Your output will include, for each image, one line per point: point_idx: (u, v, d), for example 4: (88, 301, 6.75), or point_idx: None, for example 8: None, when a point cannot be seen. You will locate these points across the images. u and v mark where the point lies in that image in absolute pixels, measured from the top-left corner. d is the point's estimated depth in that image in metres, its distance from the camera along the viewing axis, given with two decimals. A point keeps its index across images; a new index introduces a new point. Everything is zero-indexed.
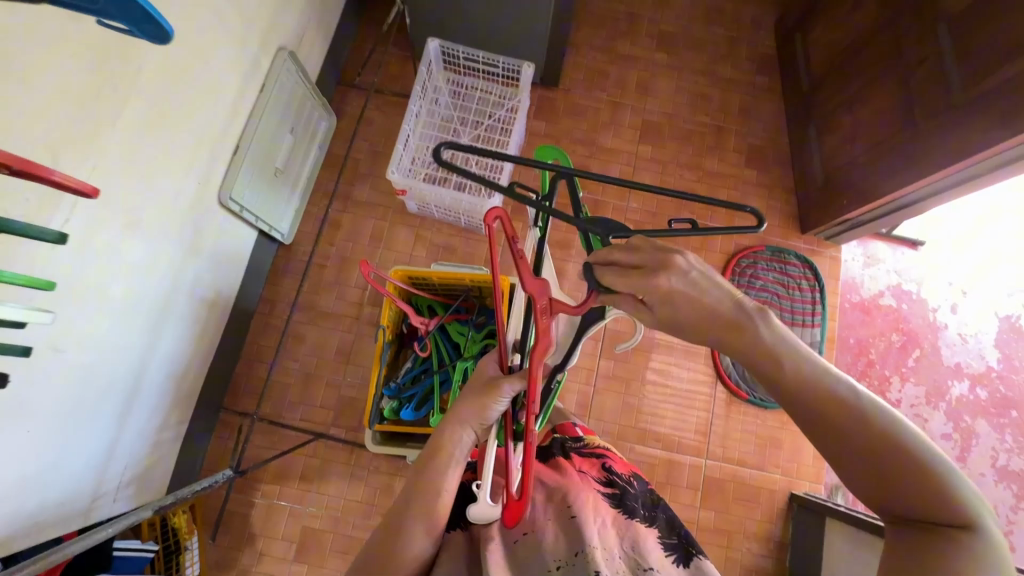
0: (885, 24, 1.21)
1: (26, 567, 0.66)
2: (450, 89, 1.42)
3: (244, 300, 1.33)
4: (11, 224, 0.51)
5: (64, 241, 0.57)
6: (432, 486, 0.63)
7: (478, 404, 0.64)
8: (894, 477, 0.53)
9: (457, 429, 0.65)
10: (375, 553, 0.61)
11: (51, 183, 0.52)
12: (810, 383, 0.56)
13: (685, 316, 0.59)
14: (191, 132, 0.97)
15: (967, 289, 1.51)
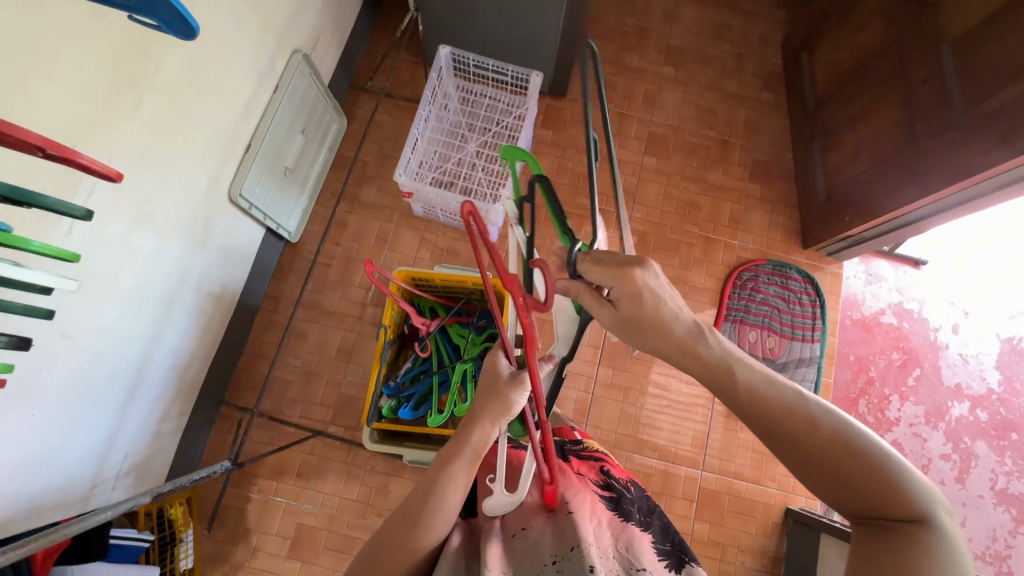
0: (890, 43, 1.23)
1: (27, 544, 0.66)
2: (459, 95, 1.45)
3: (249, 296, 1.35)
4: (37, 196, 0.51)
5: (92, 218, 0.57)
6: (455, 483, 0.63)
7: (499, 406, 0.63)
8: (853, 479, 0.56)
9: (481, 432, 0.64)
10: (390, 539, 0.62)
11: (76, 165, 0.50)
12: (765, 393, 0.59)
13: (643, 327, 0.60)
14: (205, 128, 0.99)
15: (968, 310, 1.51)
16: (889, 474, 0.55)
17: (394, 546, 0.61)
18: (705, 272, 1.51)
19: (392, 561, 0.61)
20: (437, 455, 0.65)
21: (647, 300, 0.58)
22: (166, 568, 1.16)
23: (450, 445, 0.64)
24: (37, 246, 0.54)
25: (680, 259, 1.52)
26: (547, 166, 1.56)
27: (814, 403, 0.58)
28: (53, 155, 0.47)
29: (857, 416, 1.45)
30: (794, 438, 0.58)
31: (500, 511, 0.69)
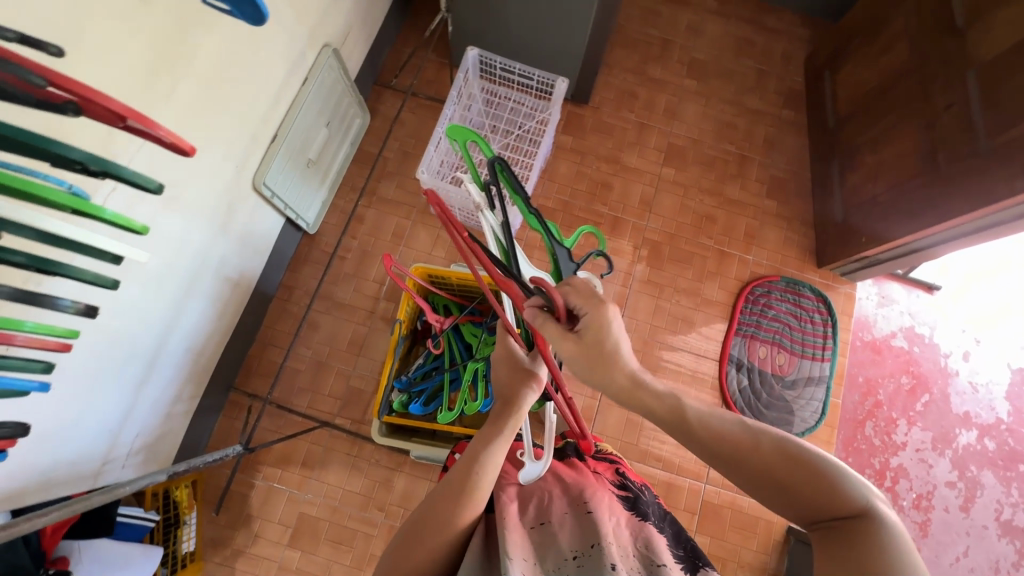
0: (915, 67, 1.23)
1: (53, 511, 0.66)
2: (483, 97, 1.46)
3: (264, 284, 1.36)
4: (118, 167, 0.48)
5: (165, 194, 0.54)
6: (492, 460, 0.67)
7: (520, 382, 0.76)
8: (797, 487, 0.57)
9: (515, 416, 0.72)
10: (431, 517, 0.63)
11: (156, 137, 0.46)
12: (700, 418, 0.61)
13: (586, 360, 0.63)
14: (234, 116, 1.01)
15: (979, 337, 1.51)
16: (827, 476, 0.56)
17: (435, 518, 0.63)
18: (719, 286, 1.51)
19: (432, 536, 0.62)
20: (475, 439, 0.70)
21: (606, 335, 0.62)
22: (169, 549, 1.18)
23: (488, 429, 0.71)
24: (111, 214, 0.53)
25: (693, 271, 1.52)
26: (565, 172, 1.57)
27: (743, 423, 0.61)
28: (133, 126, 0.45)
29: (863, 438, 1.44)
30: (732, 460, 0.60)
31: (536, 479, 0.78)
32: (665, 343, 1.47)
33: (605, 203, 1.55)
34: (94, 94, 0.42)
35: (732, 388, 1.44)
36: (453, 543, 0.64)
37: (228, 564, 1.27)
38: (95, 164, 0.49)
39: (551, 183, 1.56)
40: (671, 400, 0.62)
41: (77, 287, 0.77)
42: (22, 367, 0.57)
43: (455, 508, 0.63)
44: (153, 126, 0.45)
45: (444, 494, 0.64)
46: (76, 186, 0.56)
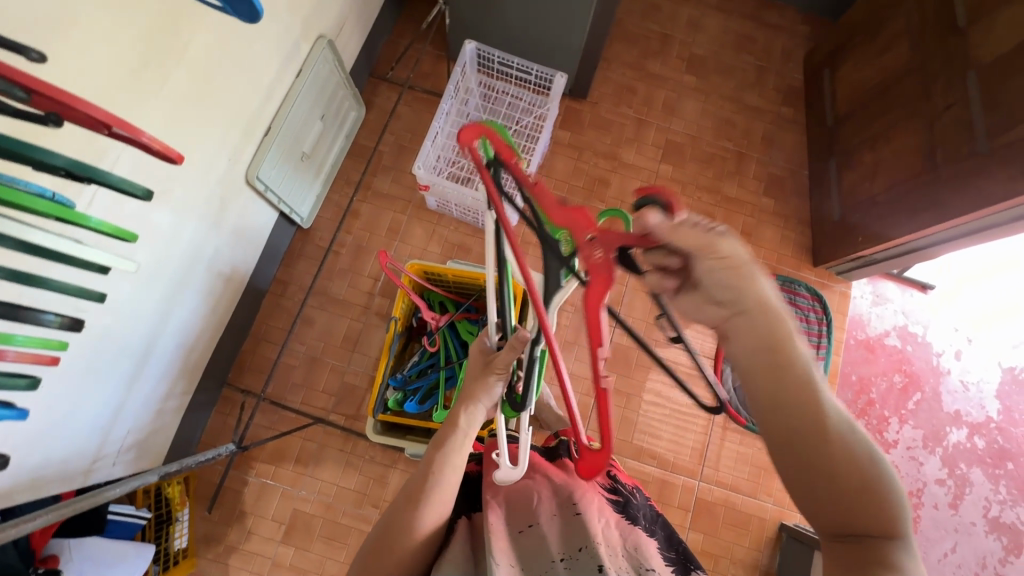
0: (916, 66, 1.23)
1: (44, 513, 0.65)
2: (481, 91, 1.44)
3: (257, 279, 1.35)
4: (102, 171, 0.50)
5: (150, 198, 0.56)
6: (450, 459, 0.68)
7: (481, 383, 0.71)
8: (850, 503, 0.49)
9: (470, 410, 0.71)
10: (395, 521, 0.64)
11: (138, 144, 0.46)
12: (812, 391, 0.49)
13: (710, 278, 0.50)
14: (227, 109, 0.98)
15: (972, 337, 1.52)
16: (887, 500, 0.49)
17: (400, 521, 0.64)
18: None
19: (400, 540, 0.63)
20: (431, 443, 0.71)
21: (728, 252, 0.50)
22: (161, 547, 1.18)
23: (441, 431, 0.71)
24: (96, 224, 0.55)
25: None
26: (563, 167, 1.56)
27: (843, 414, 0.50)
28: (118, 134, 0.45)
29: None
30: (814, 450, 0.49)
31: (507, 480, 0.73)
32: (660, 341, 1.48)
33: (603, 199, 1.54)
34: (76, 102, 0.42)
35: (728, 387, 1.44)
36: (420, 547, 0.64)
37: (222, 560, 1.27)
38: (81, 171, 0.49)
39: (548, 179, 1.55)
40: (799, 373, 0.49)
41: (63, 300, 0.76)
42: (7, 384, 0.56)
43: (409, 514, 0.64)
44: (139, 133, 0.45)
45: (400, 503, 0.66)
46: (60, 194, 0.53)
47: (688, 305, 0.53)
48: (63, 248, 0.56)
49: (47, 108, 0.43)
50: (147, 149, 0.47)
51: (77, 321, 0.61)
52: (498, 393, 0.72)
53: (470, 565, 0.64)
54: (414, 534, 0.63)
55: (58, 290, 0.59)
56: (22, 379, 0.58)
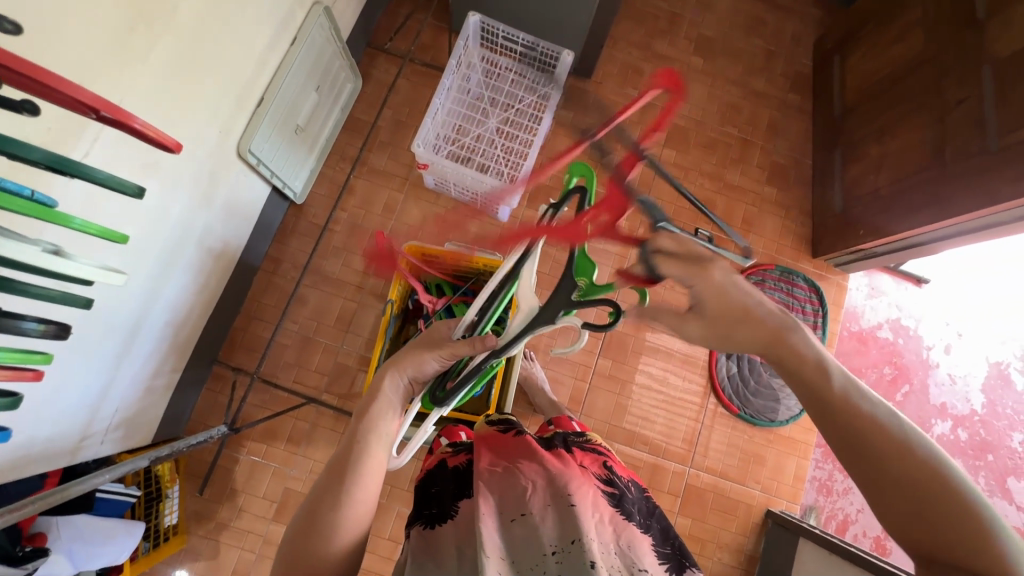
0: (930, 56, 1.20)
1: (30, 504, 0.63)
2: (483, 67, 1.39)
3: (249, 256, 1.31)
4: (93, 171, 0.49)
5: (141, 197, 0.55)
6: (376, 427, 0.68)
7: (417, 355, 0.75)
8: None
9: (392, 377, 0.74)
10: (325, 495, 0.62)
11: (130, 130, 0.48)
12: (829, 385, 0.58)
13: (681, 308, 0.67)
14: (218, 78, 0.94)
15: (961, 332, 1.52)
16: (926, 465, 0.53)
17: (332, 493, 0.62)
18: None
19: (331, 512, 0.60)
20: (354, 413, 0.70)
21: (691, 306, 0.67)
22: (151, 523, 1.17)
23: (366, 399, 0.71)
24: (81, 223, 0.52)
25: None
26: (565, 149, 1.52)
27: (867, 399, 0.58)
28: (106, 118, 0.45)
29: None
30: (949, 525, 0.51)
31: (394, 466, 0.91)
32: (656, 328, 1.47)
33: (604, 183, 1.52)
34: (65, 85, 0.41)
35: (721, 373, 1.46)
36: (361, 525, 0.63)
37: (213, 537, 1.27)
38: (62, 167, 0.49)
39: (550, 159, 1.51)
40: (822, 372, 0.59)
41: (39, 304, 0.72)
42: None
43: (340, 486, 0.62)
44: (130, 119, 0.46)
45: (330, 474, 0.64)
46: (38, 192, 0.50)
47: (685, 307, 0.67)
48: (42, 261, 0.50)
49: (30, 89, 0.42)
50: (140, 134, 0.48)
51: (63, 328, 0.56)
52: (426, 372, 0.76)
53: (460, 555, 0.62)
54: (348, 508, 0.61)
55: (40, 296, 0.55)
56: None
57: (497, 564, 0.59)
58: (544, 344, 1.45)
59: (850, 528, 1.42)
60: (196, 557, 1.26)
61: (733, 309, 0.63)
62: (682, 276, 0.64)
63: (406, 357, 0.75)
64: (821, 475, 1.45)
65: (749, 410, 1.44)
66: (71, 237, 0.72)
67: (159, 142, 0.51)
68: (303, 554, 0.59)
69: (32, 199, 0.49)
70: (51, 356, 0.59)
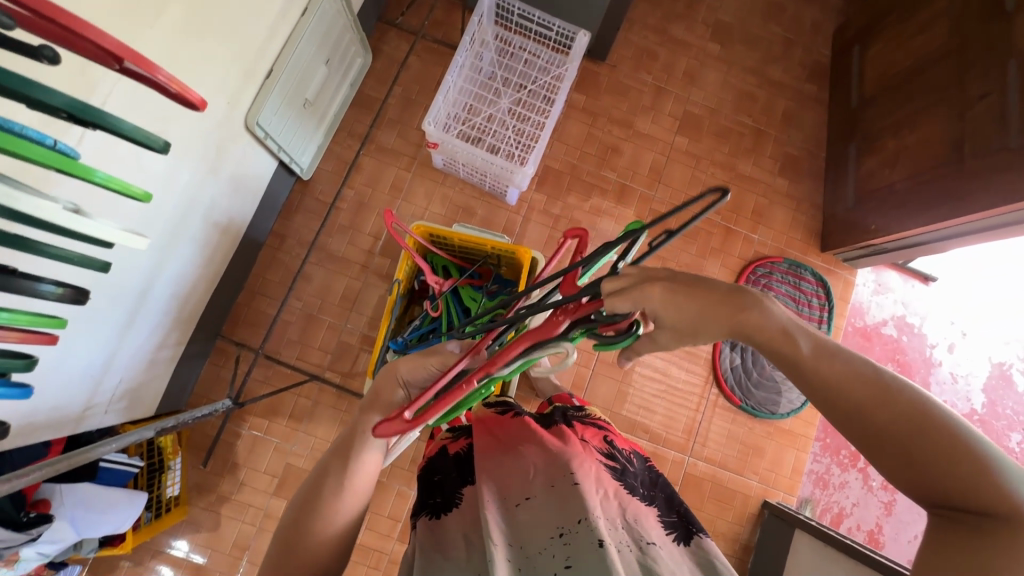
0: (953, 49, 1.17)
1: (37, 470, 0.63)
2: (497, 45, 1.37)
3: (254, 231, 1.30)
4: (116, 123, 0.47)
5: (167, 150, 0.52)
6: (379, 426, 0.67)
7: (416, 362, 0.68)
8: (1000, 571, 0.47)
9: (394, 383, 0.68)
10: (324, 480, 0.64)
11: (153, 83, 0.44)
12: (826, 363, 0.58)
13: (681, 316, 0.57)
14: (229, 46, 0.91)
15: (966, 331, 1.52)
16: (941, 433, 0.53)
17: (331, 481, 0.63)
18: (721, 263, 1.49)
19: (327, 499, 0.62)
20: (361, 403, 0.69)
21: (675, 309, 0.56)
22: (153, 494, 1.18)
23: (373, 393, 0.69)
24: (101, 177, 0.50)
25: (697, 246, 1.49)
26: (576, 133, 1.50)
27: (877, 375, 0.57)
28: (131, 70, 0.42)
29: None
30: (960, 478, 0.52)
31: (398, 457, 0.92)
32: None
33: (614, 168, 1.49)
34: (84, 27, 0.39)
35: (724, 364, 1.46)
36: (353, 515, 0.65)
37: (214, 509, 1.28)
38: (84, 114, 0.46)
39: (561, 143, 1.49)
40: (832, 365, 0.58)
41: (47, 264, 0.71)
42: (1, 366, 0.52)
43: (338, 476, 0.63)
44: (154, 70, 0.43)
45: (331, 462, 0.65)
46: (60, 142, 0.48)
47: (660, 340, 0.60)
48: (58, 219, 0.48)
49: (41, 32, 0.40)
50: (163, 87, 0.45)
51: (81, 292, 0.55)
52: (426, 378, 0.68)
53: (465, 545, 0.62)
54: (342, 499, 0.63)
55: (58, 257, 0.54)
56: (17, 360, 0.54)
57: (501, 547, 0.60)
58: None
59: (845, 521, 1.43)
60: (197, 528, 1.27)
61: (695, 309, 0.57)
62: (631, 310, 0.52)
63: (404, 362, 0.68)
64: (819, 468, 1.45)
65: (751, 402, 1.44)
66: (80, 196, 0.71)
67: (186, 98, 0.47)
68: (296, 544, 0.61)
69: (54, 149, 0.47)
70: (65, 321, 0.58)
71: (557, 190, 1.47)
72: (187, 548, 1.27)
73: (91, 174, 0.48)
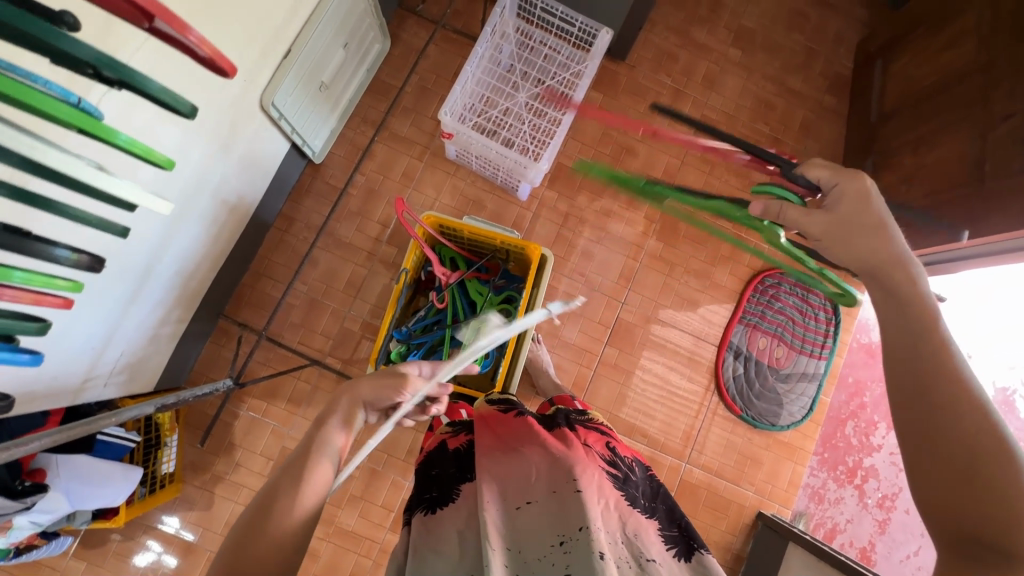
0: (979, 67, 1.15)
1: (44, 437, 0.63)
2: (517, 38, 1.35)
3: (263, 212, 1.29)
4: (148, 83, 0.49)
5: (189, 114, 0.55)
6: (331, 438, 0.68)
7: (378, 381, 0.75)
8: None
9: (352, 402, 0.73)
10: (282, 485, 0.61)
11: (182, 46, 0.46)
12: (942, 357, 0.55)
13: (847, 211, 0.64)
14: (250, 21, 0.90)
15: (972, 353, 1.50)
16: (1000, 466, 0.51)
17: (289, 483, 0.61)
18: (729, 271, 1.48)
19: (285, 502, 0.60)
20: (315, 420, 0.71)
21: (861, 204, 0.63)
22: (148, 469, 1.18)
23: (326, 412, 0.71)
24: (124, 140, 0.52)
25: (707, 252, 1.48)
26: (591, 131, 1.49)
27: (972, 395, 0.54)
28: (161, 29, 0.44)
29: (842, 436, 1.47)
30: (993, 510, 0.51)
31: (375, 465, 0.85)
32: (665, 322, 1.46)
33: (627, 170, 1.48)
34: None
35: (726, 373, 1.45)
36: (305, 526, 0.61)
37: (208, 488, 1.28)
38: (111, 70, 0.47)
39: (575, 140, 1.48)
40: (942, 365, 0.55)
41: (60, 226, 0.69)
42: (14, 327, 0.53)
43: (295, 480, 0.62)
44: (185, 31, 0.44)
45: (288, 469, 0.63)
46: (83, 101, 0.48)
47: (815, 222, 0.66)
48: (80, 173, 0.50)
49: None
50: (193, 50, 0.46)
51: (95, 258, 0.56)
52: (382, 398, 0.75)
53: (462, 549, 0.61)
54: (298, 504, 0.60)
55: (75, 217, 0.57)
56: (29, 323, 0.55)
57: (496, 549, 0.59)
58: (551, 328, 1.43)
59: (838, 537, 1.43)
60: (190, 506, 1.27)
61: (868, 216, 0.63)
62: (830, 181, 0.67)
63: (367, 383, 0.75)
64: (815, 482, 1.45)
65: (751, 412, 1.43)
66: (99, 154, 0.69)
67: (214, 66, 0.48)
68: (249, 546, 0.56)
69: (78, 107, 0.47)
70: (79, 287, 0.60)
71: (568, 189, 1.46)
72: (177, 525, 1.27)
73: (112, 135, 0.50)
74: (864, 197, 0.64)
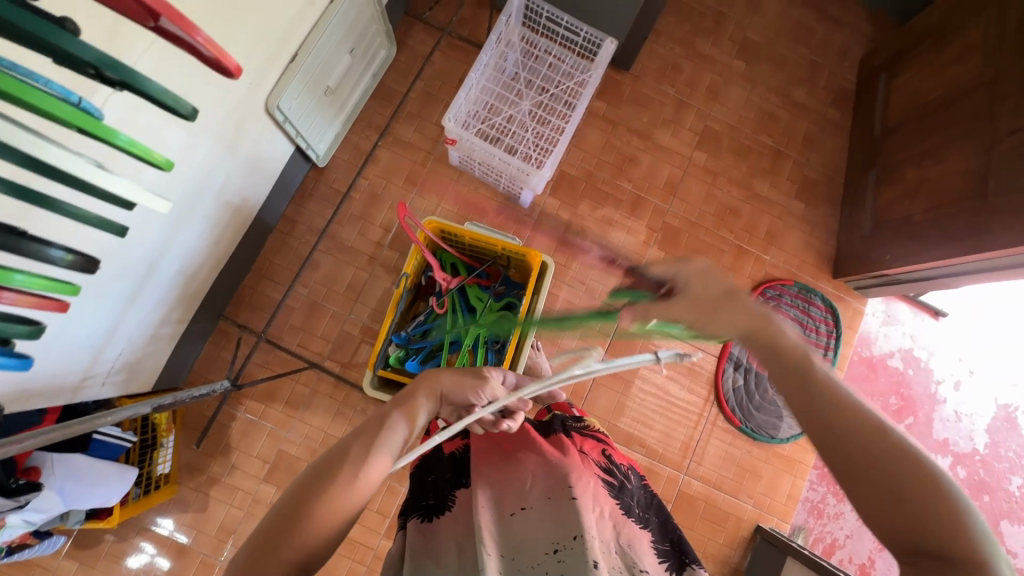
0: (985, 82, 1.16)
1: (40, 435, 0.63)
2: (522, 46, 1.36)
3: (266, 214, 1.30)
4: (148, 84, 0.50)
5: (189, 116, 0.54)
6: (398, 428, 0.67)
7: (458, 377, 0.76)
8: None
9: (427, 392, 0.73)
10: (342, 464, 0.60)
11: (189, 45, 0.46)
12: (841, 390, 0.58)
13: (693, 288, 0.64)
14: (257, 26, 0.91)
15: (974, 368, 1.50)
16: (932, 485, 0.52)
17: (350, 465, 0.60)
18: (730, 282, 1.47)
19: (343, 483, 0.58)
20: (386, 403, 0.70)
21: (707, 281, 0.64)
22: (143, 470, 1.17)
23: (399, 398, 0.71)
24: (123, 140, 0.52)
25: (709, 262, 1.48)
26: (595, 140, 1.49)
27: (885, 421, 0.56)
28: (166, 28, 0.44)
29: None
30: (933, 530, 0.50)
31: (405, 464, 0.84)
32: None
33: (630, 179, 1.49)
34: None
35: (726, 385, 1.44)
36: (351, 515, 0.59)
37: (203, 490, 1.27)
38: (113, 71, 0.47)
39: (578, 148, 1.48)
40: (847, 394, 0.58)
41: (62, 225, 0.69)
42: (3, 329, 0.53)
43: (356, 462, 0.60)
44: (192, 30, 0.44)
45: (351, 448, 0.62)
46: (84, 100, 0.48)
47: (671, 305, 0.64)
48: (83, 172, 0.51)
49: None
50: (199, 49, 0.46)
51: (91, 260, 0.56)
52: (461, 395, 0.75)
53: (456, 557, 0.60)
54: (355, 487, 0.58)
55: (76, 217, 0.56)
56: (20, 325, 0.54)
57: (491, 557, 0.59)
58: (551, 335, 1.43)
59: (837, 552, 1.41)
60: (185, 508, 1.26)
61: (717, 292, 0.63)
62: (669, 272, 0.67)
63: (448, 374, 0.76)
64: (814, 496, 1.43)
65: (750, 424, 1.42)
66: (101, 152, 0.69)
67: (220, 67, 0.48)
68: (293, 520, 0.55)
69: (79, 107, 0.47)
70: (77, 290, 0.59)
71: (571, 197, 1.46)
72: (171, 527, 1.26)
73: (112, 135, 0.50)
74: (705, 274, 0.65)
